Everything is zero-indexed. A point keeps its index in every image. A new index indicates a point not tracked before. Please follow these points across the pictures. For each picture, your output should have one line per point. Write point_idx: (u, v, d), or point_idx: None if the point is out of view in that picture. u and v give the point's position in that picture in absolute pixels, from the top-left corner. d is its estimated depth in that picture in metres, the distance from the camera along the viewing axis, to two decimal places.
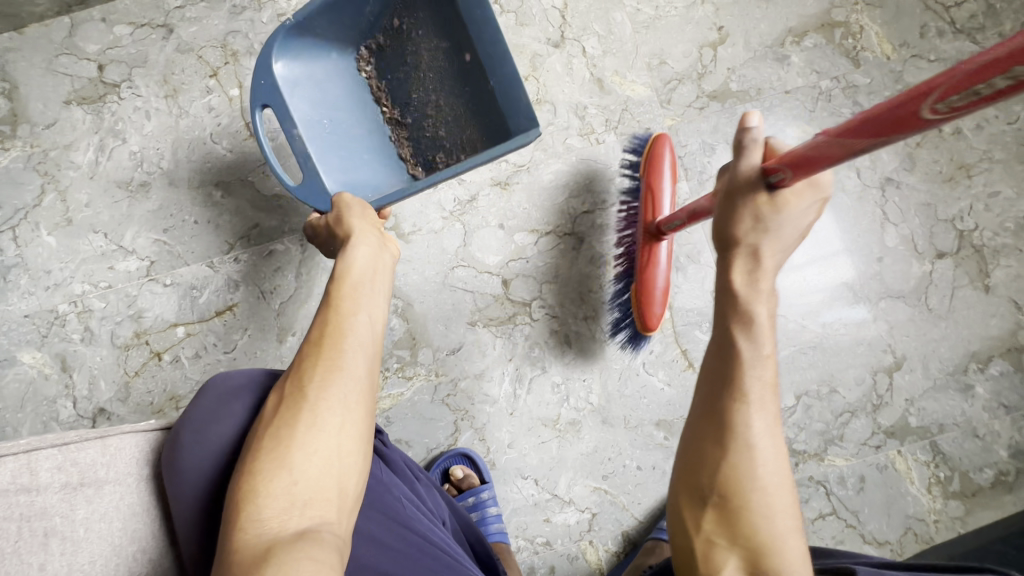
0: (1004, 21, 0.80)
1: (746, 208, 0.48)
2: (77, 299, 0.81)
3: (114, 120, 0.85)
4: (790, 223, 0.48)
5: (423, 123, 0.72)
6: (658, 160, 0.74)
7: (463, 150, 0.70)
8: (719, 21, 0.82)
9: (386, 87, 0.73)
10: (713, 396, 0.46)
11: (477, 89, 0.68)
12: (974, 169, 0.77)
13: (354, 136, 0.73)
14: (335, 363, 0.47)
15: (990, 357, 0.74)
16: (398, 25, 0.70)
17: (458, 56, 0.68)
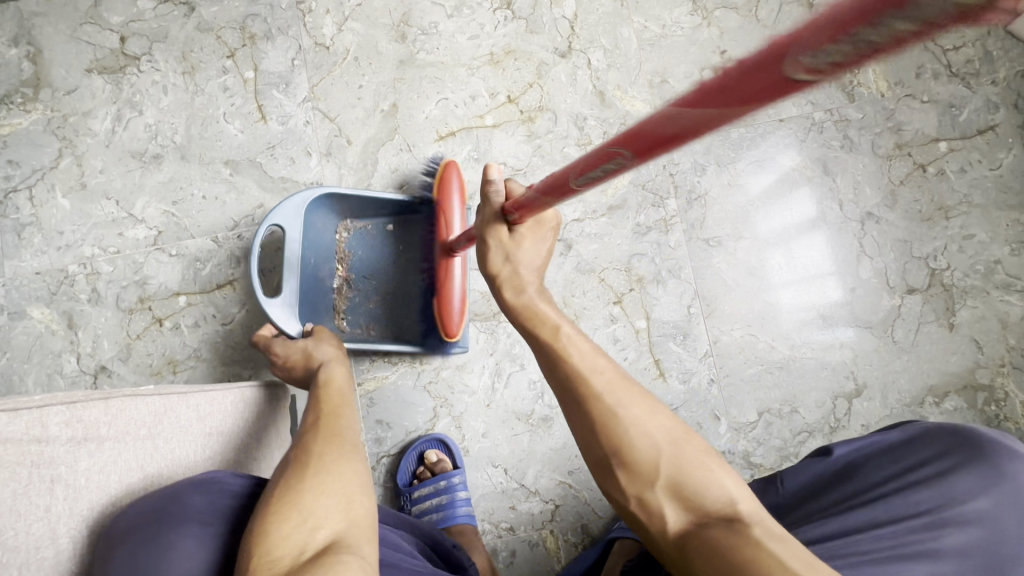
0: (999, 68, 0.83)
1: (496, 241, 0.52)
2: (87, 262, 0.85)
3: (132, 92, 0.88)
4: (529, 257, 0.52)
5: (369, 296, 0.78)
6: (447, 182, 0.73)
7: (394, 332, 0.77)
8: (722, 45, 0.85)
9: (351, 259, 0.78)
10: (555, 379, 0.45)
11: (426, 327, 0.78)
12: (952, 211, 0.81)
13: (316, 283, 0.75)
14: (333, 433, 0.51)
15: (947, 392, 0.78)
16: (393, 231, 0.79)
17: (425, 282, 0.79)
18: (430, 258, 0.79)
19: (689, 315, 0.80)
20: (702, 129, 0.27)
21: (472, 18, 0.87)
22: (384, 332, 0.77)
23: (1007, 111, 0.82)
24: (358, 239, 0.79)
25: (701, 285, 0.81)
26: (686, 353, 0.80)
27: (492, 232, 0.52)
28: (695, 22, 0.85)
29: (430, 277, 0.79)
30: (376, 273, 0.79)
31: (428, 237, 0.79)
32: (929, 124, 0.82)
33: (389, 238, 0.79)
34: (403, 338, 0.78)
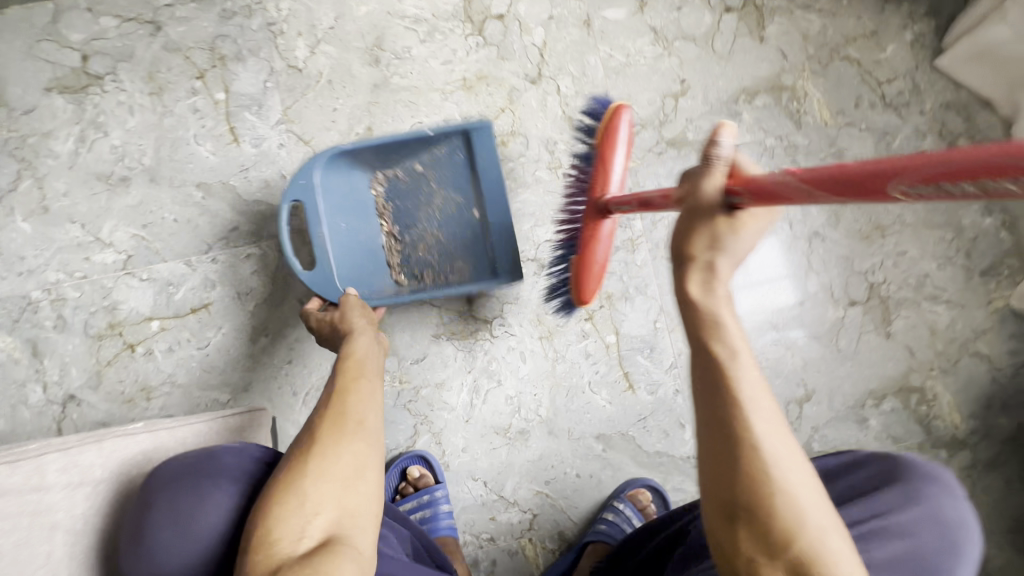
0: (926, 99, 0.91)
1: (707, 226, 0.44)
2: (51, 287, 0.83)
3: (96, 112, 0.86)
4: (740, 246, 0.44)
5: (417, 242, 0.82)
6: (615, 135, 0.71)
7: (450, 275, 0.81)
8: (682, 74, 0.90)
9: (392, 209, 0.82)
10: (705, 406, 0.40)
11: (477, 270, 0.81)
12: (888, 230, 0.89)
13: (356, 243, 0.81)
14: (342, 418, 0.54)
15: (885, 395, 0.86)
16: (420, 168, 0.80)
17: (466, 212, 0.81)
18: (463, 188, 0.80)
19: (655, 330, 0.86)
20: None
21: (444, 44, 0.89)
22: (435, 283, 0.82)
23: (934, 138, 0.91)
24: (393, 188, 0.82)
25: (666, 300, 0.86)
26: (653, 366, 0.85)
27: (704, 213, 0.44)
28: (656, 52, 0.90)
29: (470, 206, 0.80)
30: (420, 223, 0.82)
31: (459, 163, 0.79)
32: (866, 149, 0.90)
33: (420, 180, 0.81)
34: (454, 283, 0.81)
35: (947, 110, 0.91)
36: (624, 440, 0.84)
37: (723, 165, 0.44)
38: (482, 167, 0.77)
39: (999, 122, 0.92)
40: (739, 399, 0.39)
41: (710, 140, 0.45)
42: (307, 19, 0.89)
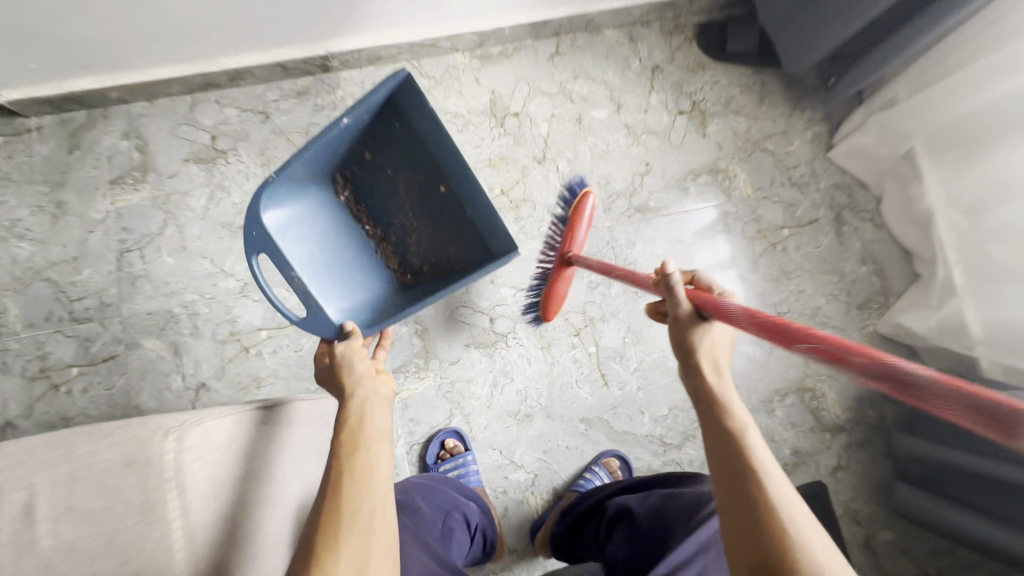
0: (820, 181, 1.27)
1: (694, 329, 0.65)
2: (188, 304, 1.14)
3: (221, 177, 1.18)
4: (716, 347, 0.66)
5: (404, 235, 1.05)
6: (582, 207, 1.04)
7: (446, 255, 1.03)
8: (646, 158, 1.25)
9: (365, 208, 1.05)
10: (732, 473, 0.55)
11: (467, 239, 1.01)
12: (790, 275, 1.24)
13: (343, 255, 1.04)
14: (352, 502, 0.59)
15: (787, 393, 1.20)
16: (368, 156, 1.00)
17: (433, 189, 1.00)
18: (415, 165, 1.00)
19: (625, 343, 1.19)
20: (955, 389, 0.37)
21: (475, 133, 1.23)
22: (430, 267, 1.04)
23: (826, 209, 1.26)
24: (358, 187, 1.04)
25: (633, 322, 1.20)
26: (622, 369, 1.18)
27: (694, 327, 0.65)
28: (628, 142, 1.25)
29: (434, 182, 1.00)
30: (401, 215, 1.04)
31: (396, 136, 0.98)
32: (777, 216, 1.26)
33: (377, 174, 1.02)
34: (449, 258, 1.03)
35: (835, 189, 1.27)
36: (601, 422, 1.17)
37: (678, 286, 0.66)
38: (418, 129, 0.95)
39: (872, 198, 1.28)
40: (754, 467, 0.55)
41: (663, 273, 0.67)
42: None
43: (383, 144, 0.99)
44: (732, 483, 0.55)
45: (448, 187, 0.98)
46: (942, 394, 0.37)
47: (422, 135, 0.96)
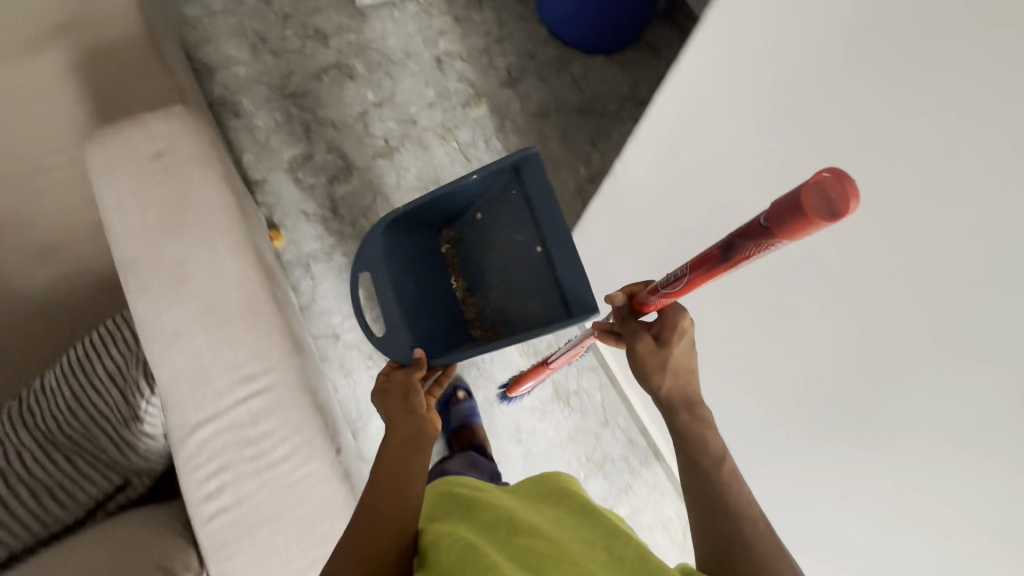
0: None
1: (647, 364, 0.85)
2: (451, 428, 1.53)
3: (548, 409, 1.57)
4: (681, 359, 0.86)
5: (486, 292, 1.54)
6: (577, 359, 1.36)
7: (526, 314, 1.46)
8: None
9: (457, 257, 1.59)
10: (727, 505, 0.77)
11: (544, 303, 1.41)
12: None
13: (422, 293, 1.53)
14: (411, 455, 0.88)
15: None
16: (481, 218, 1.53)
17: (534, 250, 1.47)
18: (505, 207, 1.50)
19: None
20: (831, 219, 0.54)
21: None
22: (500, 318, 1.50)
23: None
24: (458, 240, 1.59)
25: None
26: None
27: (640, 342, 0.86)
28: None
29: (507, 227, 1.49)
30: (491, 270, 1.53)
31: (509, 197, 1.49)
32: None
33: (481, 220, 1.53)
34: (521, 313, 1.47)
35: None
36: None
37: (667, 304, 0.86)
38: (529, 193, 1.45)
39: None
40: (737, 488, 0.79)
41: (613, 304, 0.91)
42: (638, 505, 1.52)
43: (494, 204, 1.52)
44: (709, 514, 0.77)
45: (541, 251, 1.44)
46: (825, 221, 0.54)
47: (525, 194, 1.46)
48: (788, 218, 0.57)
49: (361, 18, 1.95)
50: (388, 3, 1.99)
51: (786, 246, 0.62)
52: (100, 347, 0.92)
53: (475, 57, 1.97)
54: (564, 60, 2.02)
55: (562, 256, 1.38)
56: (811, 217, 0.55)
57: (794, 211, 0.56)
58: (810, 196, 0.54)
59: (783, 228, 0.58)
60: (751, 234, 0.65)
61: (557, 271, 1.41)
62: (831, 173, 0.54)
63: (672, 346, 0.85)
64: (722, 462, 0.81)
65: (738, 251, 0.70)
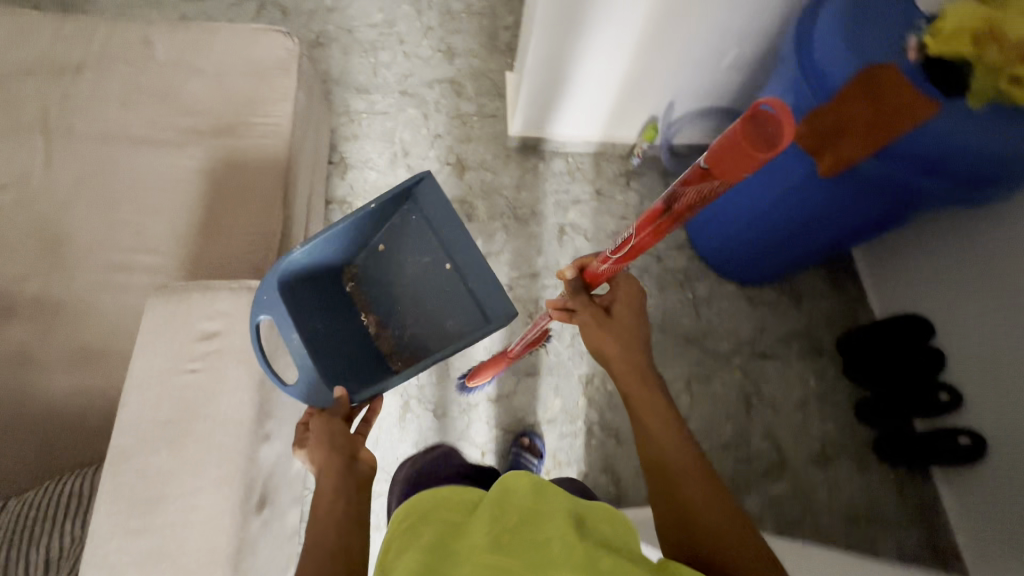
0: None
1: (608, 331, 0.95)
2: None
3: None
4: (627, 323, 0.97)
5: (400, 334, 1.63)
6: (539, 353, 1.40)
7: (450, 330, 1.59)
8: None
9: (366, 299, 1.68)
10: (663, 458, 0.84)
11: (458, 306, 1.59)
12: None
13: (339, 340, 1.57)
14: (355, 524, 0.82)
15: None
16: (381, 243, 1.67)
17: (443, 267, 1.63)
18: (418, 249, 1.63)
19: None
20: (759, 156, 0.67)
21: None
22: (417, 347, 1.61)
23: None
24: (364, 278, 1.69)
25: None
26: None
27: (581, 318, 0.98)
28: None
29: (423, 262, 1.64)
30: (402, 294, 1.66)
31: (413, 223, 1.63)
32: None
33: (387, 253, 1.67)
34: (439, 329, 1.63)
35: None
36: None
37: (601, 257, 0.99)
38: (431, 214, 1.61)
39: None
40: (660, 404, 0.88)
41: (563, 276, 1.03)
42: None
43: (394, 233, 1.66)
44: (660, 474, 0.83)
45: (451, 265, 1.61)
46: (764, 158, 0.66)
47: (433, 224, 1.61)
48: (731, 161, 0.69)
49: (504, 160, 1.90)
50: (538, 154, 1.93)
51: (726, 189, 0.76)
52: (48, 549, 0.85)
53: (600, 239, 1.84)
54: (692, 275, 1.82)
55: (471, 270, 1.59)
56: (759, 156, 0.67)
57: (728, 157, 0.69)
58: (752, 133, 0.66)
59: (718, 160, 0.71)
60: (702, 181, 0.76)
61: (470, 285, 1.59)
62: (770, 108, 0.64)
63: (619, 314, 0.97)
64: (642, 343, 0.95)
65: (680, 199, 0.82)
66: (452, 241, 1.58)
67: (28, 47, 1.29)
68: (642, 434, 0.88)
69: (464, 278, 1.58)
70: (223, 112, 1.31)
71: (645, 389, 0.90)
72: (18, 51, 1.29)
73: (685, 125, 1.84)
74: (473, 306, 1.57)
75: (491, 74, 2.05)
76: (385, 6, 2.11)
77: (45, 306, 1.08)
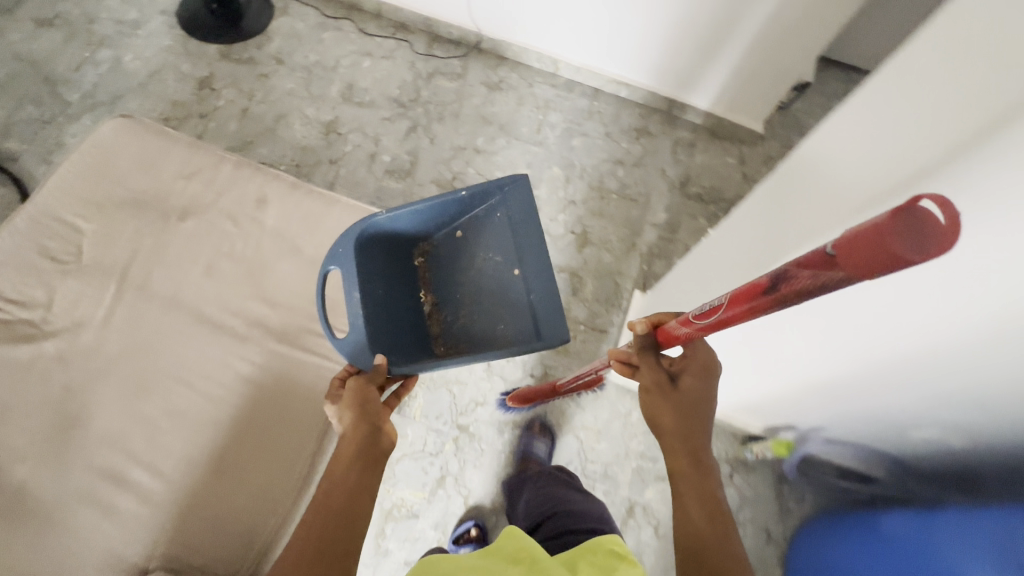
0: None
1: (664, 397, 0.83)
2: None
3: None
4: (693, 390, 0.84)
5: (456, 322, 1.33)
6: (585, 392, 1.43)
7: (498, 340, 1.29)
8: None
9: (428, 277, 1.38)
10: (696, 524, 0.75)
11: (516, 316, 1.28)
12: None
13: (389, 310, 1.28)
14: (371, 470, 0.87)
15: None
16: (460, 232, 1.36)
17: (512, 271, 1.31)
18: (495, 247, 1.33)
19: None
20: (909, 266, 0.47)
21: None
22: (463, 345, 1.31)
23: None
24: (431, 255, 1.39)
25: None
26: None
27: (644, 368, 0.87)
28: None
29: (496, 258, 1.33)
30: (463, 285, 1.35)
31: (501, 221, 1.32)
32: None
33: (463, 240, 1.36)
34: (487, 336, 1.31)
35: None
36: None
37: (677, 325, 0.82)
38: (520, 217, 1.28)
39: None
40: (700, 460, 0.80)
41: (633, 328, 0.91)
42: None
43: (477, 226, 1.34)
44: (693, 532, 0.75)
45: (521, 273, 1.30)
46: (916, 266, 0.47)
47: (518, 224, 1.30)
48: (870, 256, 0.49)
49: (595, 392, 1.62)
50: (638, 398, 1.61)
51: (854, 287, 0.53)
52: None
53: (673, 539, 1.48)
54: None
55: (540, 283, 1.26)
56: (896, 260, 0.48)
57: (873, 242, 0.48)
58: (896, 231, 0.47)
59: (851, 246, 0.50)
60: (825, 273, 0.54)
61: (534, 301, 1.28)
62: (931, 216, 0.46)
63: (688, 386, 0.84)
64: (706, 404, 0.84)
65: (793, 284, 0.59)
66: (536, 247, 1.26)
67: (151, 180, 1.23)
68: (678, 505, 0.79)
69: (528, 290, 1.28)
70: (301, 312, 1.15)
71: (692, 451, 0.81)
72: (139, 181, 1.22)
73: (818, 437, 1.39)
74: (528, 320, 1.27)
75: (618, 278, 1.79)
76: (534, 164, 1.94)
77: (20, 507, 0.95)
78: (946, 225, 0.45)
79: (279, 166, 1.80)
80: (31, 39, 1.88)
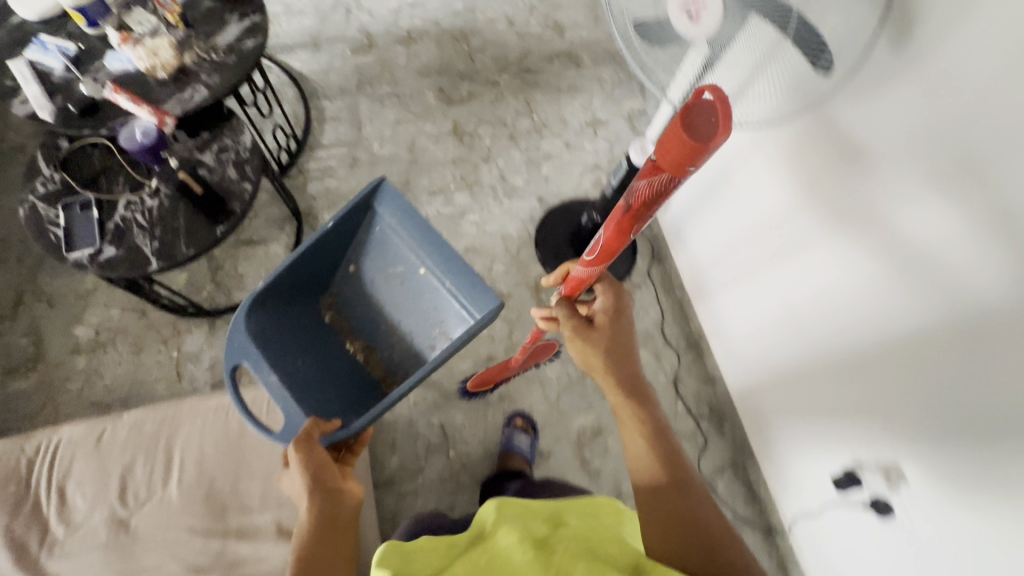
0: None
1: (585, 339, 0.89)
2: None
3: None
4: (619, 326, 0.91)
5: (401, 351, 1.33)
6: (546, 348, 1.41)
7: (435, 342, 1.29)
8: None
9: (352, 336, 1.37)
10: (662, 484, 0.79)
11: (450, 324, 1.26)
12: None
13: (315, 373, 1.27)
14: (346, 525, 0.86)
15: None
16: (353, 267, 1.35)
17: (413, 271, 1.29)
18: (394, 258, 1.31)
19: None
20: (707, 146, 0.65)
21: None
22: (405, 370, 1.32)
23: None
24: (343, 307, 1.37)
25: None
26: None
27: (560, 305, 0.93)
28: None
29: (394, 265, 1.31)
30: (385, 312, 1.35)
31: (373, 228, 1.30)
32: None
33: (369, 279, 1.35)
34: (428, 345, 1.30)
35: None
36: None
37: (583, 268, 0.95)
38: (391, 222, 1.26)
39: None
40: (646, 408, 0.87)
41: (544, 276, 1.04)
42: None
43: (365, 251, 1.33)
44: (660, 497, 0.78)
45: (425, 269, 1.28)
46: (695, 147, 0.65)
47: (389, 223, 1.26)
48: (677, 150, 0.66)
49: None
50: None
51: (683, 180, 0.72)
52: None
53: None
54: None
55: (442, 266, 1.23)
56: (700, 142, 0.65)
57: (665, 144, 0.68)
58: (693, 119, 0.66)
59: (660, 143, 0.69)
60: (657, 176, 0.73)
61: (451, 291, 1.24)
62: (714, 97, 0.65)
63: (603, 328, 0.90)
64: (640, 368, 0.90)
65: (641, 193, 0.77)
66: (426, 238, 1.23)
67: (253, 504, 1.00)
68: (634, 456, 0.83)
69: (444, 280, 1.24)
70: None
71: (647, 417, 0.86)
72: (246, 493, 1.00)
73: None
74: (461, 317, 1.23)
75: None
76: None
77: None
78: (713, 98, 0.65)
79: (449, 447, 1.48)
80: (434, 139, 1.86)
